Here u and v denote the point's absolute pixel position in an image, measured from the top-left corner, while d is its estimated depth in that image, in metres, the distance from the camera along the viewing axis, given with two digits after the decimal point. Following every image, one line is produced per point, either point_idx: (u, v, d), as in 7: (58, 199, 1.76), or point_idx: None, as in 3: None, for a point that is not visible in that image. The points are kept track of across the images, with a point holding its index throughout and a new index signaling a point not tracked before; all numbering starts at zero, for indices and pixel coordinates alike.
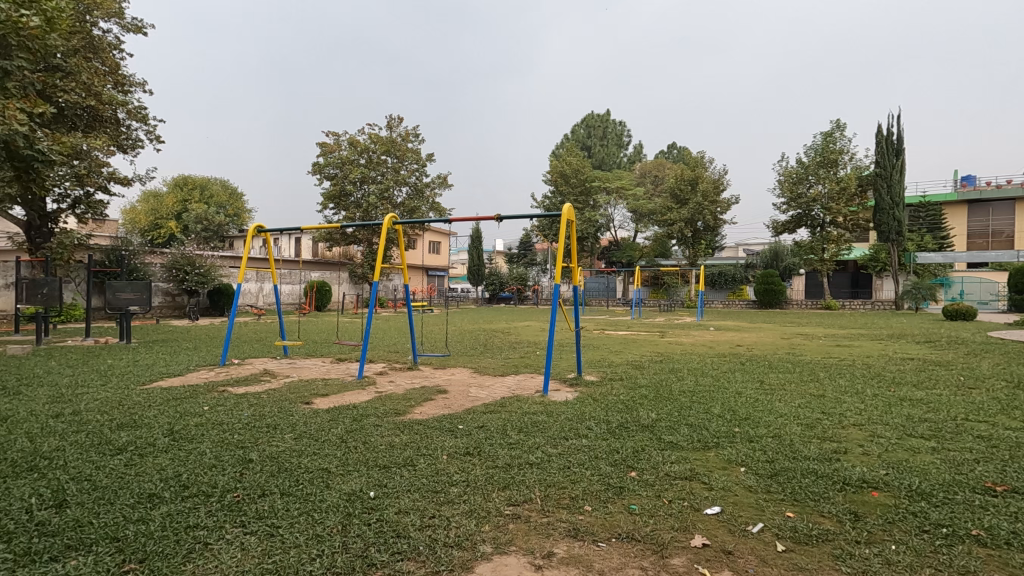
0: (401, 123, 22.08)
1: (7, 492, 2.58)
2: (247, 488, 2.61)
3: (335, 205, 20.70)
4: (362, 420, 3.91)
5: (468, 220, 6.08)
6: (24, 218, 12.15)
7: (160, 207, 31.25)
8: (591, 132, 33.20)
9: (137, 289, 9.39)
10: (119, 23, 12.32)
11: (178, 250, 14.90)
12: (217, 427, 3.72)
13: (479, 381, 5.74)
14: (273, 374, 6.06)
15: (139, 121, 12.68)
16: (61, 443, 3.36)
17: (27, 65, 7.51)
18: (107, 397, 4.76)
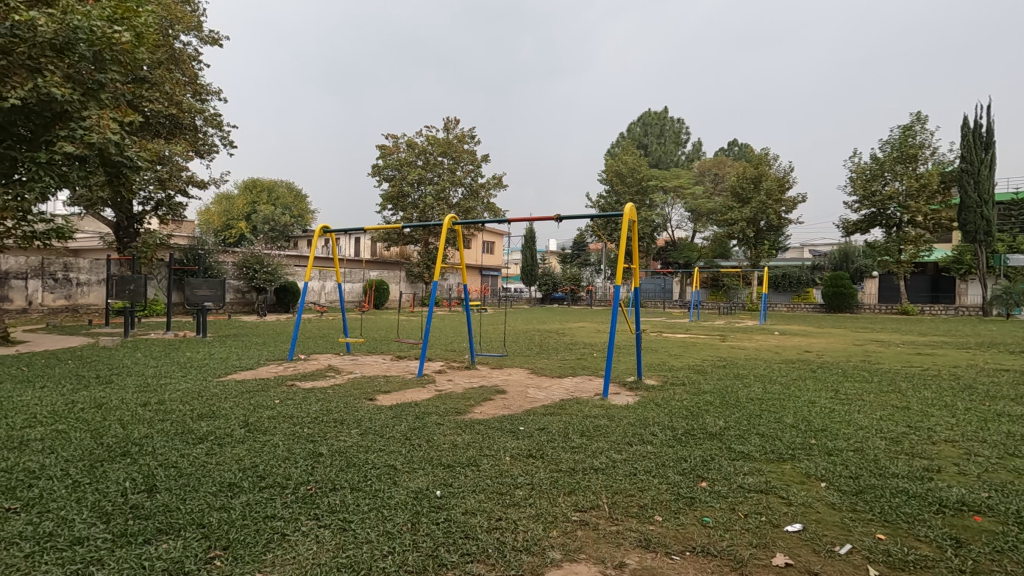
0: (458, 124, 22.41)
1: (105, 475, 2.77)
2: (319, 481, 2.69)
3: (394, 206, 21.21)
4: (424, 418, 3.97)
5: (528, 219, 6.09)
6: (114, 219, 13.16)
7: (232, 209, 33.20)
8: (648, 131, 32.54)
9: (212, 285, 9.88)
10: (199, 36, 13.13)
11: (249, 250, 15.69)
12: (288, 420, 3.88)
13: (537, 382, 5.71)
14: (338, 369, 6.26)
15: (215, 127, 13.45)
16: (149, 430, 3.59)
17: (119, 75, 8.11)
18: (188, 387, 5.06)
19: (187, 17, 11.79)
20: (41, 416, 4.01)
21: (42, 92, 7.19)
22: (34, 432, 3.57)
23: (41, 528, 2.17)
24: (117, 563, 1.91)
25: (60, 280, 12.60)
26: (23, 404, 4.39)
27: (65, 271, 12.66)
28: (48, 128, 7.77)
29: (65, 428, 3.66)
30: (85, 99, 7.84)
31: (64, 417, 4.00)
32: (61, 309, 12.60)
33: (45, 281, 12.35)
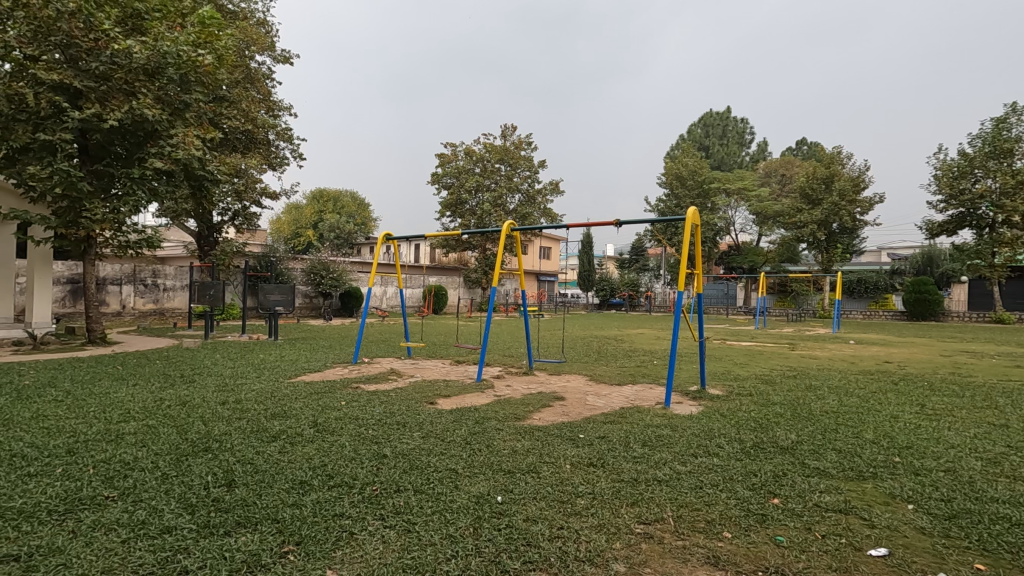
0: (515, 131, 22.58)
1: (189, 469, 2.97)
2: (384, 482, 2.77)
3: (452, 213, 21.58)
4: (484, 423, 4.00)
5: (586, 225, 6.05)
6: (196, 229, 14.12)
7: (301, 218, 34.85)
8: (710, 131, 31.57)
9: (283, 291, 10.40)
10: (272, 56, 13.91)
11: (316, 257, 16.40)
12: (354, 421, 4.02)
13: (596, 390, 5.63)
14: (399, 373, 6.43)
15: (286, 141, 14.19)
16: (228, 428, 3.81)
17: (202, 96, 8.73)
18: (261, 388, 5.34)
19: (262, 38, 12.50)
20: (134, 412, 4.34)
21: (136, 113, 7.83)
22: (128, 427, 3.87)
23: (136, 516, 2.34)
24: (201, 553, 2.03)
25: (149, 286, 13.64)
26: (118, 400, 4.76)
27: (154, 278, 13.70)
28: (140, 146, 8.45)
29: (155, 423, 3.94)
30: (173, 118, 8.48)
31: (153, 413, 4.31)
32: (150, 313, 13.63)
33: (137, 286, 13.40)
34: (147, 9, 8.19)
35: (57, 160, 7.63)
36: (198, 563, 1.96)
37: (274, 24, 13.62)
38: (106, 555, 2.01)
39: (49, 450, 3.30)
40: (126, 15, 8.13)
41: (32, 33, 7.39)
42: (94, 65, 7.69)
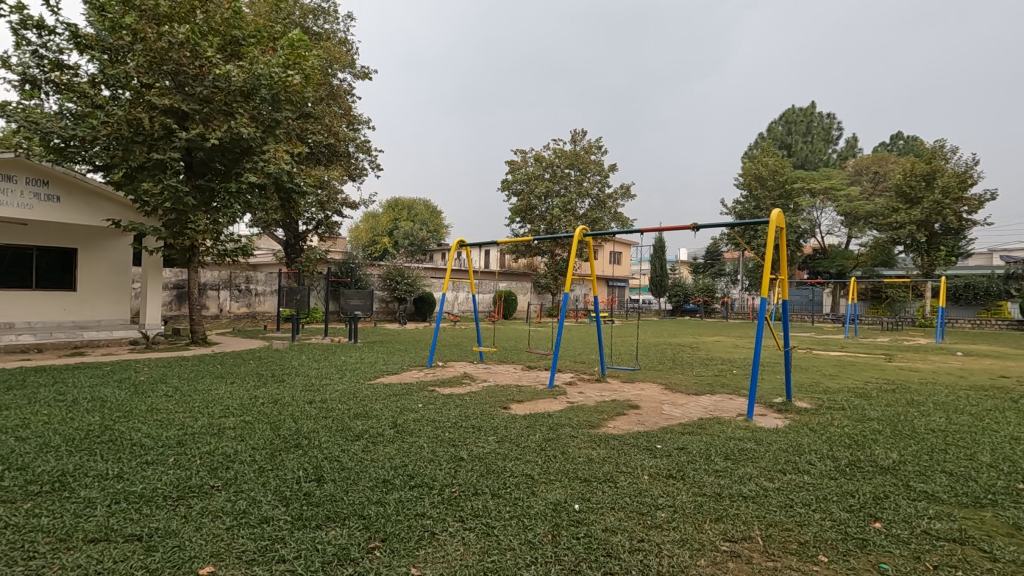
0: (585, 136, 22.43)
1: (282, 463, 3.16)
2: (462, 485, 2.82)
3: (522, 219, 21.74)
4: (558, 429, 3.98)
5: (661, 229, 5.91)
6: (284, 238, 15.08)
7: (377, 226, 36.43)
8: (792, 129, 29.95)
9: (362, 296, 10.89)
10: (353, 72, 14.66)
11: (392, 263, 17.04)
12: (431, 424, 4.13)
13: (672, 399, 5.45)
14: (473, 377, 6.53)
15: (365, 153, 14.88)
16: (316, 426, 4.03)
17: (291, 113, 9.33)
18: (345, 388, 5.61)
19: (344, 56, 13.18)
20: (232, 408, 4.69)
21: (234, 132, 8.52)
22: (228, 421, 4.19)
23: (238, 505, 2.53)
24: (296, 543, 2.16)
25: (243, 291, 14.71)
26: (218, 397, 5.15)
27: (247, 283, 14.75)
28: (237, 162, 9.15)
29: (251, 419, 4.24)
30: (265, 136, 9.13)
31: (249, 409, 4.64)
32: (243, 316, 14.69)
33: (232, 291, 14.49)
34: (244, 36, 8.96)
35: (168, 178, 8.41)
36: (294, 553, 2.08)
37: (354, 43, 14.36)
38: (214, 540, 2.18)
39: (163, 441, 3.64)
40: (227, 42, 8.88)
41: (148, 63, 8.19)
42: (199, 90, 8.41)
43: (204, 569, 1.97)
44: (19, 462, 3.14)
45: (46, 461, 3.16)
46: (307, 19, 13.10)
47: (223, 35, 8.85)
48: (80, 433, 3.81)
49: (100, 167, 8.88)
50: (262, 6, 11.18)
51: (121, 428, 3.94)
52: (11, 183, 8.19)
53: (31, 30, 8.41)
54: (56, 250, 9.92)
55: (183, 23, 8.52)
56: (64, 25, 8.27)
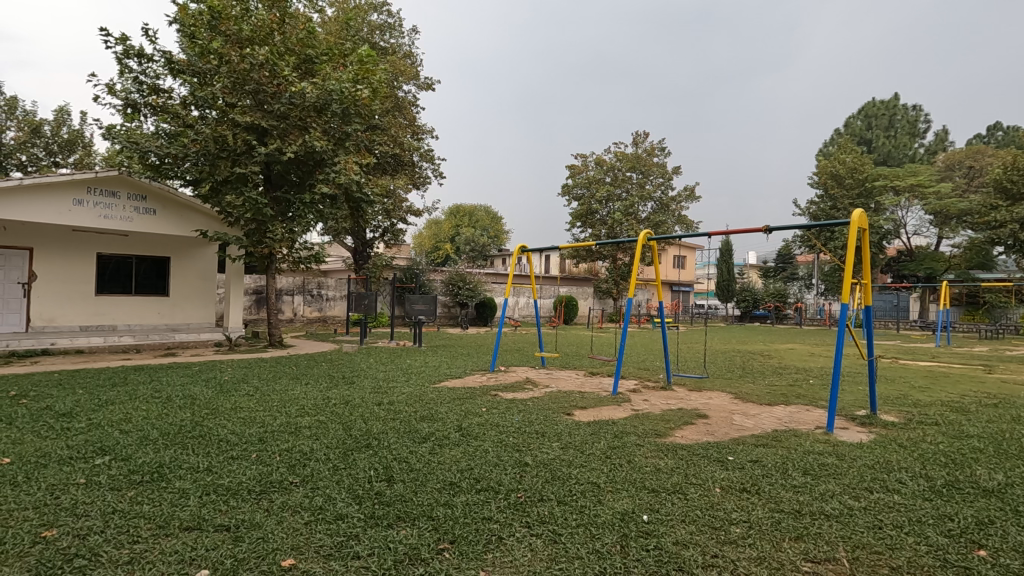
0: (647, 138, 22.02)
1: (354, 462, 3.29)
2: (528, 490, 2.82)
3: (582, 223, 21.57)
4: (624, 437, 3.91)
5: (731, 232, 5.70)
6: (353, 245, 15.71)
7: (440, 232, 37.33)
8: (872, 123, 28.13)
9: (426, 301, 11.16)
10: (417, 84, 15.13)
11: (454, 269, 17.37)
12: (495, 428, 4.17)
13: (743, 409, 5.22)
14: (535, 382, 6.53)
15: (428, 161, 15.29)
16: (385, 427, 4.16)
17: (360, 126, 9.74)
18: (411, 391, 5.77)
19: (408, 69, 13.61)
20: (308, 408, 4.92)
21: (308, 146, 8.98)
22: (305, 420, 4.41)
23: (315, 501, 2.65)
24: (369, 541, 2.23)
25: (315, 296, 15.42)
26: (295, 397, 5.43)
27: (319, 289, 15.47)
28: (310, 174, 9.63)
29: (325, 419, 4.44)
30: (336, 148, 9.58)
31: (322, 409, 4.85)
32: (315, 320, 15.42)
33: (305, 296, 15.23)
34: (317, 54, 9.45)
35: (249, 190, 8.98)
36: (368, 550, 2.16)
37: (419, 55, 14.81)
38: (294, 534, 2.30)
39: (245, 437, 3.87)
40: (302, 61, 9.38)
41: (232, 84, 8.79)
42: (277, 106, 8.93)
43: (286, 561, 2.07)
44: (123, 453, 3.43)
45: (146, 453, 3.44)
46: (374, 35, 13.65)
47: (299, 54, 9.38)
48: (174, 428, 4.13)
49: (190, 182, 9.61)
50: (334, 25, 11.76)
51: (210, 424, 4.23)
52: (114, 200, 9.03)
53: (133, 59, 9.25)
54: (153, 259, 10.83)
55: (263, 45, 9.09)
56: (160, 53, 9.03)
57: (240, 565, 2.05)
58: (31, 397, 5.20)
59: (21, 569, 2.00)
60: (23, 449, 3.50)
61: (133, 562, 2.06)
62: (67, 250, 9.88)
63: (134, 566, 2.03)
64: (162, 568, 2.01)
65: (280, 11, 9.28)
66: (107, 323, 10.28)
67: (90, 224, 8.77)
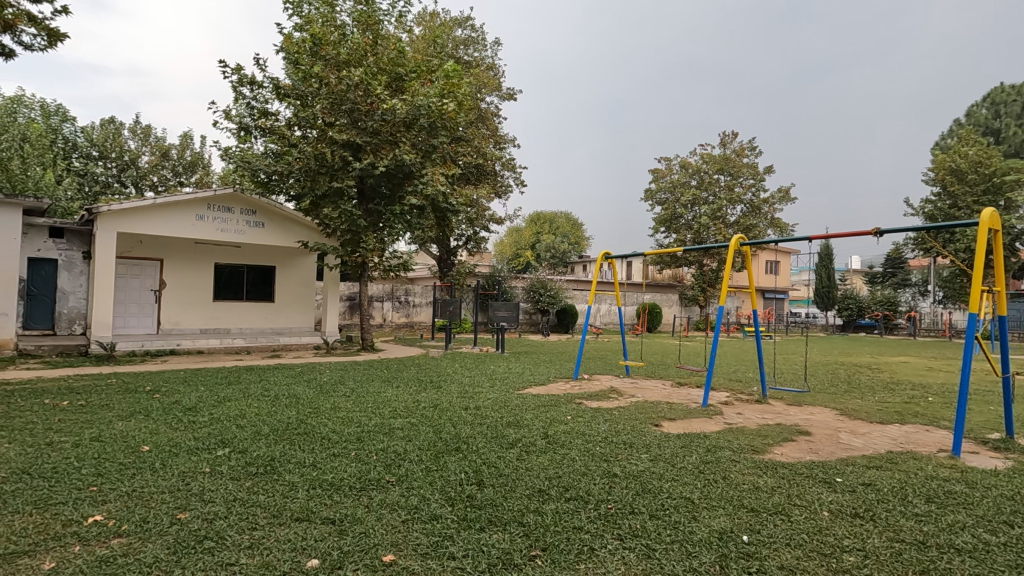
0: (736, 138, 21.02)
1: (446, 465, 3.39)
2: (618, 502, 2.77)
3: (667, 228, 20.95)
4: (717, 452, 3.74)
5: (835, 236, 5.31)
6: (438, 253, 16.25)
7: (521, 239, 37.83)
8: (1001, 111, 25.16)
9: (509, 308, 11.30)
10: (500, 95, 15.45)
11: (535, 275, 17.47)
12: (581, 437, 4.13)
13: (850, 426, 4.83)
14: (620, 392, 6.39)
15: (510, 170, 15.55)
16: (473, 432, 4.25)
17: (446, 138, 10.10)
18: (496, 397, 5.86)
19: (491, 80, 13.92)
20: (400, 410, 5.14)
21: (398, 159, 9.43)
22: (397, 422, 4.61)
23: (410, 501, 2.76)
24: (463, 542, 2.29)
25: (403, 302, 16.10)
26: (387, 399, 5.70)
27: (406, 295, 16.13)
28: (400, 186, 10.10)
29: (416, 421, 4.62)
30: (424, 161, 9.98)
31: (414, 412, 5.06)
32: (402, 325, 16.09)
33: (394, 302, 15.94)
34: (407, 72, 9.90)
35: (345, 203, 9.57)
36: (463, 551, 2.21)
37: (501, 67, 15.13)
38: (393, 531, 2.41)
39: (344, 436, 4.11)
40: (392, 79, 9.88)
41: (331, 104, 9.40)
42: (370, 123, 9.45)
43: (387, 556, 2.17)
44: (239, 446, 3.77)
45: (259, 446, 3.76)
46: (458, 50, 14.12)
47: (390, 73, 9.87)
48: (283, 425, 4.47)
49: (294, 197, 10.40)
50: (421, 43, 12.29)
51: (314, 423, 4.53)
52: (230, 215, 9.95)
53: (246, 86, 10.17)
54: (261, 268, 11.79)
55: (358, 66, 9.68)
56: (269, 80, 9.87)
57: (346, 556, 2.18)
58: (163, 392, 5.82)
59: (163, 546, 2.25)
60: (159, 438, 3.94)
61: (253, 547, 2.25)
62: (190, 260, 10.99)
63: (254, 550, 2.22)
64: (278, 555, 2.18)
65: (373, 34, 9.85)
66: (222, 326, 11.32)
67: (209, 236, 9.71)
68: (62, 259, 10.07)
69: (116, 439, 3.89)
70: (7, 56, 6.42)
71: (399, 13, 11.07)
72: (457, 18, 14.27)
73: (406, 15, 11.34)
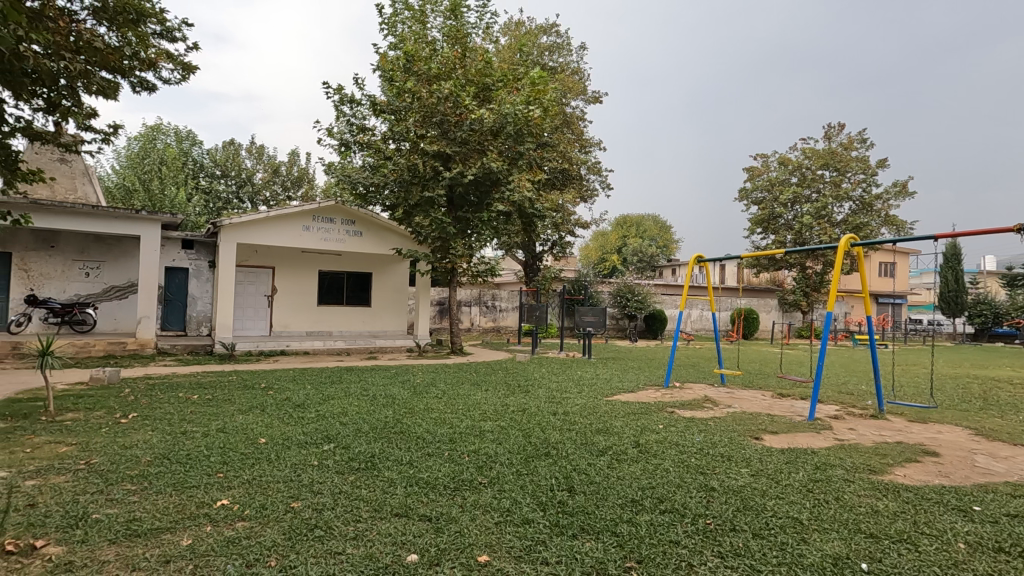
0: (843, 130, 19.40)
1: (535, 469, 3.40)
2: (717, 518, 2.64)
3: (764, 229, 19.75)
4: (828, 470, 3.46)
5: (968, 235, 4.75)
6: (525, 258, 16.39)
7: (606, 243, 37.36)
8: None
9: (596, 313, 11.15)
10: (585, 98, 15.35)
11: (622, 280, 17.15)
12: (675, 447, 3.98)
13: (988, 448, 4.28)
14: (715, 402, 6.09)
15: (596, 173, 15.38)
16: (562, 437, 4.24)
17: (532, 145, 10.21)
18: (584, 403, 5.80)
19: (576, 84, 13.88)
20: (489, 413, 5.24)
21: (486, 167, 9.65)
22: (487, 425, 4.70)
23: (502, 503, 2.80)
24: (556, 548, 2.29)
25: (490, 307, 16.41)
26: (477, 402, 5.83)
27: (493, 300, 16.42)
28: (488, 193, 10.32)
29: (506, 425, 4.68)
30: (511, 168, 10.16)
31: (503, 415, 5.12)
32: (490, 329, 16.39)
33: (482, 307, 16.29)
34: (494, 82, 10.11)
35: (435, 212, 9.94)
36: (556, 558, 2.21)
37: (586, 71, 15.04)
38: (486, 532, 2.45)
39: (438, 437, 4.25)
40: (480, 90, 10.14)
41: (423, 117, 9.80)
42: (459, 133, 9.75)
43: (482, 557, 2.21)
44: (343, 442, 4.02)
45: (361, 443, 3.98)
46: (543, 56, 14.23)
47: (478, 83, 10.14)
48: (381, 423, 4.71)
49: (388, 207, 10.94)
50: (507, 53, 12.50)
51: (409, 423, 4.73)
52: (332, 225, 10.66)
53: (346, 105, 10.87)
54: (359, 275, 12.52)
55: (448, 79, 10.03)
56: (366, 97, 10.48)
57: (443, 554, 2.25)
58: (275, 389, 6.34)
59: (280, 531, 2.44)
60: (274, 432, 4.29)
61: (358, 538, 2.38)
62: (297, 267, 11.90)
63: (358, 541, 2.35)
64: (380, 547, 2.29)
65: (462, 47, 10.16)
66: (325, 329, 12.13)
67: (314, 245, 10.46)
68: (191, 267, 11.28)
69: (237, 431, 4.29)
70: (149, 90, 7.31)
71: (486, 24, 11.34)
72: (543, 25, 14.38)
73: (493, 26, 11.59)
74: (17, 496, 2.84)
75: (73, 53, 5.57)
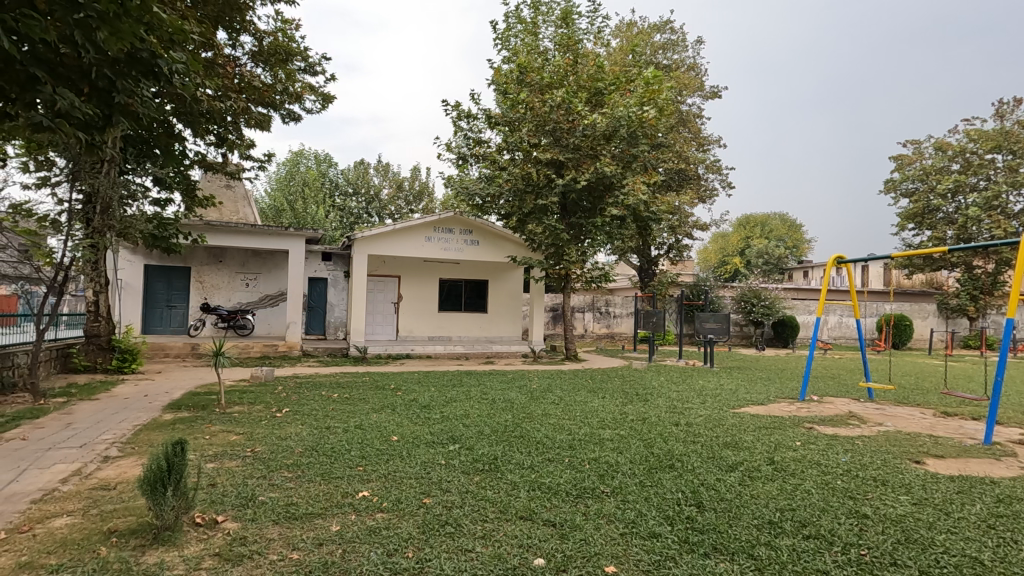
0: (1020, 105, 16.58)
1: (660, 482, 3.28)
2: (874, 549, 2.36)
3: (917, 225, 17.43)
4: (1015, 504, 2.94)
5: None
6: (640, 263, 15.95)
7: (727, 245, 35.24)
8: None
9: (718, 319, 10.55)
10: (702, 94, 14.66)
11: (746, 284, 16.06)
12: (817, 467, 3.63)
13: None
14: (862, 419, 5.47)
15: (715, 172, 14.60)
16: (687, 450, 4.05)
17: (646, 147, 9.97)
18: (708, 414, 5.49)
19: (692, 82, 13.31)
20: (608, 421, 5.16)
21: (599, 172, 9.58)
22: (606, 433, 4.62)
23: (627, 514, 2.73)
24: (687, 566, 2.19)
25: (604, 313, 16.19)
26: (593, 409, 5.77)
27: (607, 306, 16.18)
28: (601, 198, 10.24)
29: (625, 434, 4.58)
30: (625, 171, 9.99)
31: (622, 424, 5.02)
32: (604, 336, 16.18)
33: (595, 313, 16.11)
34: (606, 86, 10.01)
35: (549, 219, 10.05)
36: None
37: (702, 66, 14.37)
38: (613, 542, 2.42)
39: (558, 442, 4.27)
40: (593, 95, 10.10)
41: (535, 127, 9.97)
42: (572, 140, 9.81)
43: (609, 566, 2.19)
44: (467, 443, 4.18)
45: (483, 445, 4.12)
46: (657, 56, 13.82)
47: (590, 89, 10.11)
48: (501, 426, 4.83)
49: (504, 216, 11.24)
50: (619, 56, 12.33)
51: (528, 427, 4.80)
52: (451, 235, 11.17)
53: (463, 120, 11.37)
54: (476, 282, 13.00)
55: (559, 87, 10.13)
56: (482, 111, 10.88)
57: (569, 561, 2.25)
58: (403, 390, 6.76)
59: (415, 525, 2.60)
60: (404, 430, 4.58)
61: (486, 538, 2.47)
62: (420, 276, 12.62)
63: (487, 541, 2.43)
64: (507, 548, 2.35)
65: (573, 54, 10.22)
66: (446, 334, 12.75)
67: (435, 254, 11.04)
68: (330, 277, 12.45)
69: (372, 428, 4.64)
70: (296, 119, 8.21)
71: (597, 29, 11.30)
72: (655, 23, 13.99)
73: (605, 30, 11.49)
74: (202, 476, 3.31)
75: (237, 91, 6.48)
